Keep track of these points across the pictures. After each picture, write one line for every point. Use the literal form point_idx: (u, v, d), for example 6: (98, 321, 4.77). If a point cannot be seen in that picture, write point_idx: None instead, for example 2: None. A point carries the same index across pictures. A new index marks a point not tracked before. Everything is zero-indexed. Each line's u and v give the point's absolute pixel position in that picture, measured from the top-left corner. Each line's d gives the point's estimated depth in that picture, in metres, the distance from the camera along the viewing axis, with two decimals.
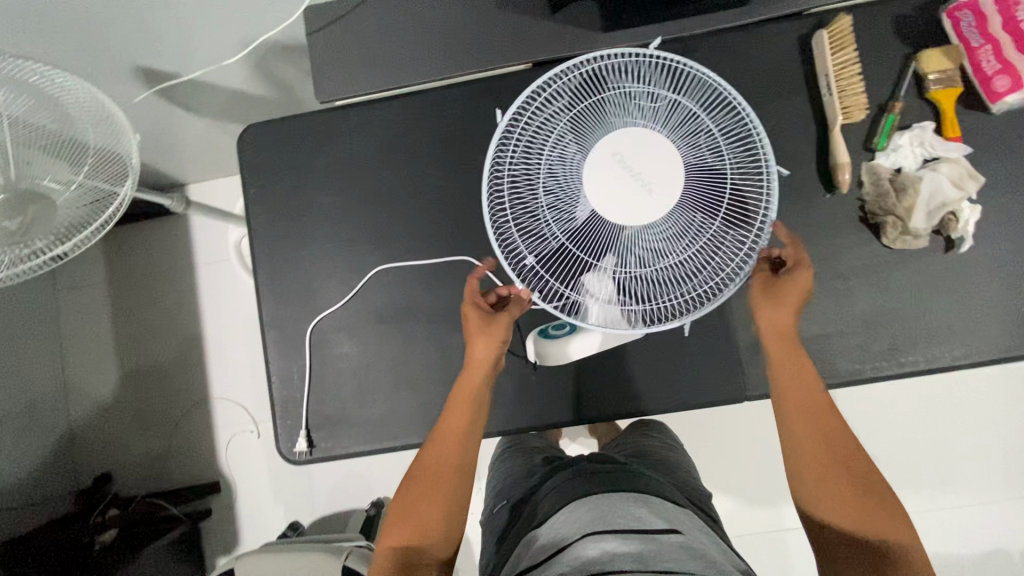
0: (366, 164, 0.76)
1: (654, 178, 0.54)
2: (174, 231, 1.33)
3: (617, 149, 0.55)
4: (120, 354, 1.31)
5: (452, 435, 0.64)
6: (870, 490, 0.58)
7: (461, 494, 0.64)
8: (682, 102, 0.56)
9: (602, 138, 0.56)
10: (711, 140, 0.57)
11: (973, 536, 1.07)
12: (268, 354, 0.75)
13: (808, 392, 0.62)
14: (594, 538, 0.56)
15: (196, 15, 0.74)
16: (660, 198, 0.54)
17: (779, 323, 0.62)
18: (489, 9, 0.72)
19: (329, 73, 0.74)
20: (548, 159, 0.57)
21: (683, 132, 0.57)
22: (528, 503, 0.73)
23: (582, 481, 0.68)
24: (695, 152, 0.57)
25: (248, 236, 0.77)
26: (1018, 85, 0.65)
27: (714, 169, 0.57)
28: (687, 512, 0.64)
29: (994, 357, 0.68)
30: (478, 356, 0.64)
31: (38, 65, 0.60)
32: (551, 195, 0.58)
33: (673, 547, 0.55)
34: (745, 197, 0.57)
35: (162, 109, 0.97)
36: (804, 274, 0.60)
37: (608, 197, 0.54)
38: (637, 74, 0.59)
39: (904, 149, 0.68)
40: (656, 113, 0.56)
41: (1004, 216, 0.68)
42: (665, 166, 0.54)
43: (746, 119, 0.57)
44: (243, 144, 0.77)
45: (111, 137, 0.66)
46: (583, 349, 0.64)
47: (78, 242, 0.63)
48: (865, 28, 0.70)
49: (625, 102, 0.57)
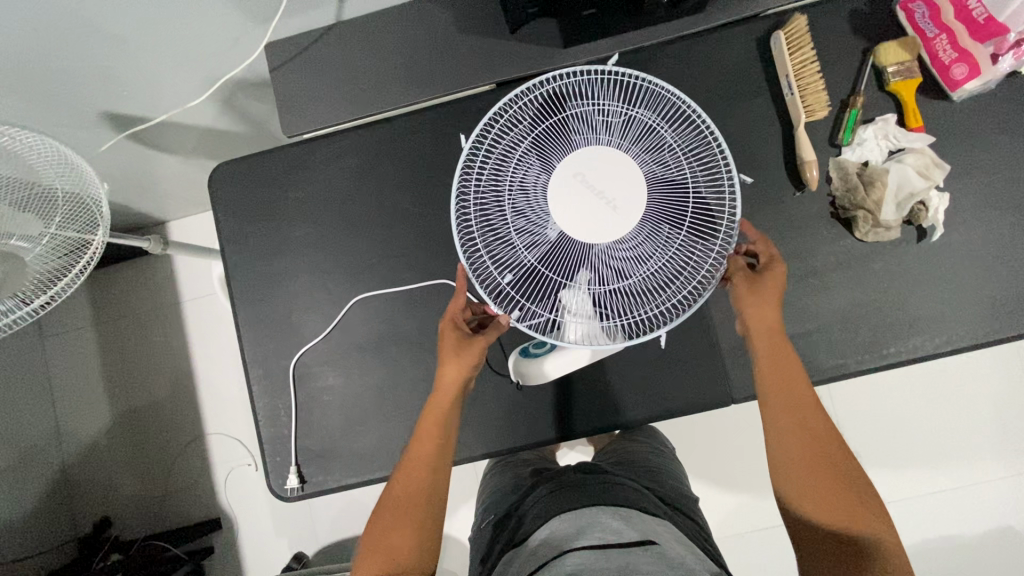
0: (338, 195, 0.76)
1: (618, 196, 0.55)
2: (157, 270, 1.33)
3: (581, 167, 0.55)
4: (111, 397, 1.30)
5: (429, 461, 0.64)
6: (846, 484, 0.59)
7: (436, 520, 0.64)
8: (641, 117, 0.57)
9: (565, 156, 0.56)
10: (672, 150, 0.58)
11: (976, 516, 1.07)
12: (253, 393, 0.75)
13: (793, 391, 0.61)
14: (573, 554, 0.56)
15: (158, 59, 0.74)
16: (625, 214, 0.55)
17: (760, 321, 0.61)
18: (448, 34, 0.72)
19: (296, 108, 0.75)
20: (514, 182, 0.58)
21: (643, 144, 0.57)
22: (513, 520, 0.73)
23: (567, 498, 0.68)
24: (658, 163, 0.57)
25: (225, 275, 0.77)
26: (976, 72, 0.65)
27: (680, 179, 0.58)
28: (667, 524, 0.65)
29: (975, 342, 0.68)
30: (448, 378, 0.65)
31: (10, 129, 0.62)
32: (519, 217, 0.58)
33: (649, 556, 0.54)
34: (710, 202, 0.58)
35: (135, 153, 0.97)
36: (780, 269, 0.61)
37: (575, 216, 0.55)
38: (594, 93, 0.60)
39: (870, 143, 0.68)
40: (615, 129, 0.57)
41: (973, 202, 0.69)
42: (629, 182, 0.55)
43: (703, 128, 0.58)
44: (214, 184, 0.77)
45: (81, 185, 0.67)
46: (558, 370, 0.64)
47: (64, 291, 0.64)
48: (823, 25, 0.71)
49: (585, 121, 0.57)
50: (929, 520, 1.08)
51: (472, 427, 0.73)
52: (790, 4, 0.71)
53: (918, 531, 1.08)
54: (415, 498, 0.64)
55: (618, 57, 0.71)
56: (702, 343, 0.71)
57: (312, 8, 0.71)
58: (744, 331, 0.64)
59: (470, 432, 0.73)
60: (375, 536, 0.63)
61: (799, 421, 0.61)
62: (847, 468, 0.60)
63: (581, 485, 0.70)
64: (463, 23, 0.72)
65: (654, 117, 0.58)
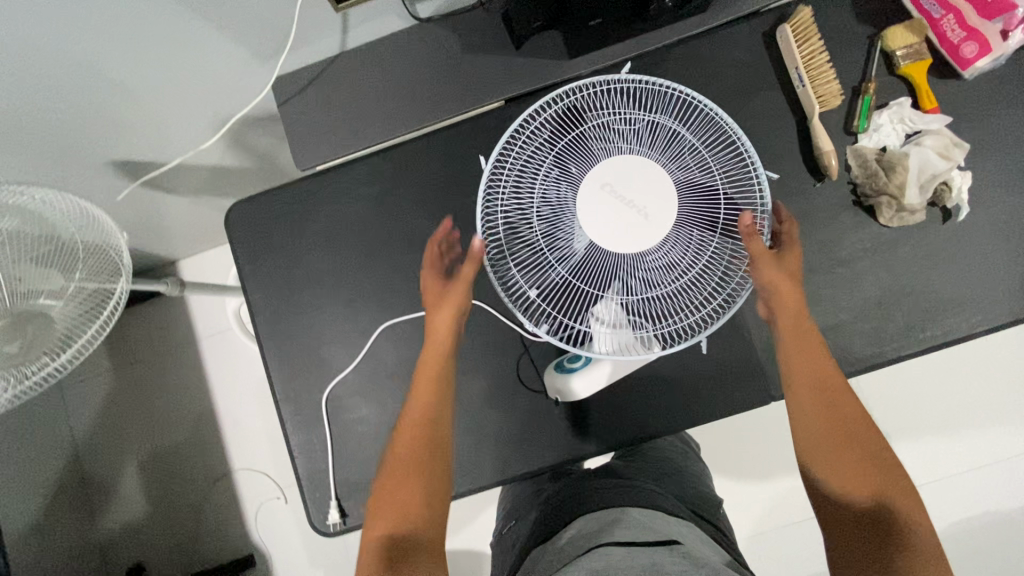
0: (357, 223, 0.76)
1: (649, 204, 0.54)
2: (172, 310, 1.33)
3: (608, 177, 0.54)
4: (136, 441, 1.29)
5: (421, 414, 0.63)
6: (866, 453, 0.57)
7: (437, 478, 0.61)
8: (665, 123, 0.57)
9: (590, 168, 0.55)
10: (697, 156, 0.58)
11: (1015, 489, 1.07)
12: (287, 430, 0.74)
13: (817, 369, 0.60)
14: (600, 552, 0.54)
15: (168, 103, 0.74)
16: (658, 222, 0.54)
17: (783, 300, 0.60)
18: (455, 57, 0.73)
19: (310, 142, 0.75)
20: (539, 197, 0.57)
21: (669, 153, 0.57)
22: (533, 527, 0.71)
23: (590, 502, 0.67)
24: (685, 169, 0.57)
25: (249, 314, 0.77)
26: (986, 49, 0.66)
27: (707, 183, 0.57)
28: (690, 526, 0.64)
29: (1011, 319, 0.68)
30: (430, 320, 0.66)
31: (21, 186, 0.63)
32: (547, 234, 0.58)
33: (678, 556, 0.53)
34: (738, 205, 0.58)
35: (148, 199, 0.98)
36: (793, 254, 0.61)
37: (606, 228, 0.54)
38: (614, 99, 0.59)
39: (886, 128, 0.68)
40: (639, 136, 0.57)
41: (998, 178, 0.68)
42: (659, 190, 0.54)
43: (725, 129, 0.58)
44: (232, 223, 0.77)
45: (99, 237, 0.68)
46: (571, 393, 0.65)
47: (88, 343, 0.64)
48: (828, 15, 0.71)
49: (607, 132, 0.57)
50: (963, 499, 1.08)
51: (510, 446, 0.72)
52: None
53: (955, 509, 1.07)
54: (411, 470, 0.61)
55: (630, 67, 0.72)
56: (735, 344, 0.70)
57: (319, 40, 0.72)
58: (766, 316, 0.63)
59: (509, 451, 0.72)
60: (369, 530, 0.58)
61: (816, 394, 0.59)
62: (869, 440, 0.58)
63: (603, 489, 0.69)
64: (468, 44, 0.73)
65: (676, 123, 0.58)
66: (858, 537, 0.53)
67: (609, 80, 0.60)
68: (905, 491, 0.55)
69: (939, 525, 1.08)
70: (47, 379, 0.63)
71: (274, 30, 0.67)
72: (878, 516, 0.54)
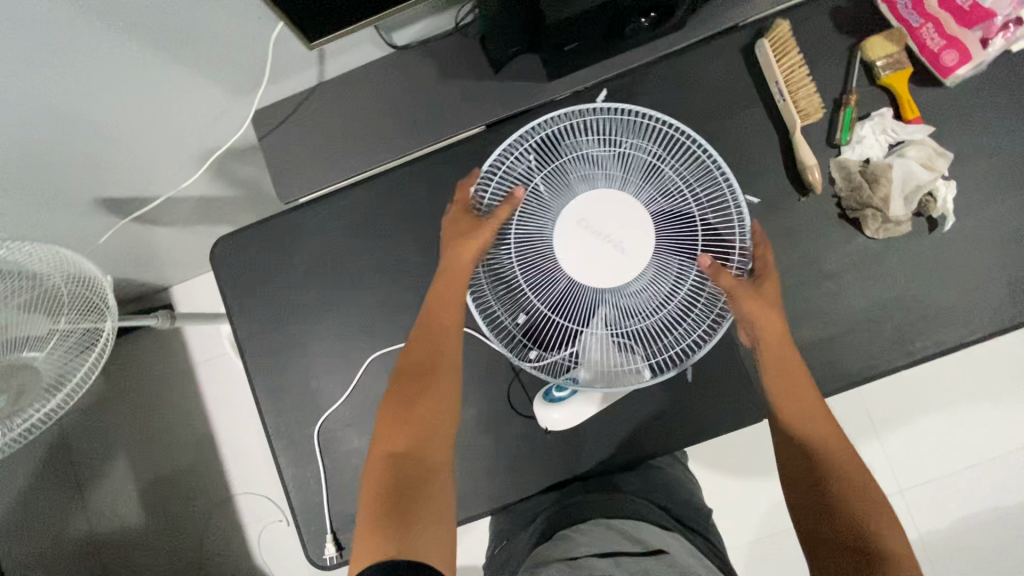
0: (343, 255, 0.75)
1: (626, 237, 0.55)
2: (167, 337, 1.32)
3: (584, 212, 0.55)
4: (136, 469, 1.29)
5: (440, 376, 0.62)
6: (851, 490, 0.55)
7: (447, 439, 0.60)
8: (640, 154, 0.56)
9: (566, 201, 0.56)
10: (675, 183, 0.57)
11: (1014, 485, 1.07)
12: (281, 465, 0.74)
13: (798, 387, 0.61)
14: (589, 559, 0.53)
15: (149, 143, 0.74)
16: (635, 256, 0.55)
17: (770, 327, 0.60)
18: (435, 86, 0.73)
19: (294, 176, 0.76)
20: (516, 233, 0.58)
21: (646, 182, 0.57)
22: (518, 546, 0.68)
23: (578, 510, 0.65)
24: (663, 198, 0.57)
25: (238, 349, 0.76)
26: (967, 57, 0.65)
27: (684, 210, 0.57)
28: (675, 536, 0.62)
29: (1002, 327, 0.67)
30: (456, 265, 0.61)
31: (15, 244, 0.67)
32: (526, 269, 0.58)
33: (665, 567, 0.53)
34: (718, 230, 0.57)
35: (136, 233, 0.97)
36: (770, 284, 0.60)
37: (584, 263, 0.55)
38: (590, 129, 0.59)
39: (868, 140, 0.68)
40: (615, 167, 0.56)
41: (982, 186, 0.68)
42: (636, 224, 0.55)
43: (703, 154, 0.57)
44: (217, 259, 0.76)
45: (82, 279, 0.69)
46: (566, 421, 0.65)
47: (78, 381, 0.64)
48: (806, 27, 0.71)
49: (581, 165, 0.57)
50: (962, 495, 1.08)
51: (504, 473, 0.72)
52: (770, 10, 0.70)
53: (954, 506, 1.08)
54: (434, 405, 0.61)
55: (606, 91, 0.71)
56: (724, 362, 0.70)
57: (296, 72, 0.72)
58: (750, 344, 0.63)
59: (504, 477, 0.72)
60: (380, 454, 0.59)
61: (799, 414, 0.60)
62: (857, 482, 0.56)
63: (583, 500, 0.67)
64: (445, 71, 0.73)
65: (652, 151, 0.57)
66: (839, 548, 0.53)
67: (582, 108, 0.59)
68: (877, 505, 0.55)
69: (939, 522, 1.08)
70: (40, 423, 0.63)
71: (250, 65, 0.67)
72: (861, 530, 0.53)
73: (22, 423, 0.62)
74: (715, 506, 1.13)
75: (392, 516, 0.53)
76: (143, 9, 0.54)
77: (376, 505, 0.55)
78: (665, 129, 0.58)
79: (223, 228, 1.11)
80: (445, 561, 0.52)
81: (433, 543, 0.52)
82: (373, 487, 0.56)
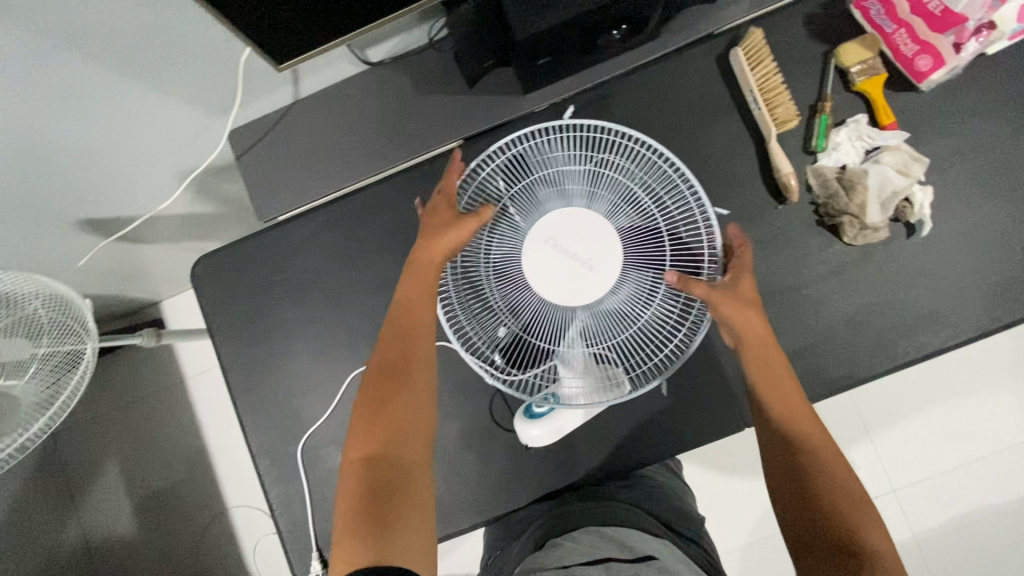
0: (323, 272, 0.75)
1: (592, 256, 0.58)
2: (157, 352, 1.33)
3: (552, 232, 0.59)
4: (130, 484, 1.30)
5: (420, 377, 0.61)
6: (835, 490, 0.54)
7: (424, 440, 0.60)
8: (604, 171, 0.60)
9: (534, 222, 0.60)
10: (640, 200, 0.60)
11: (1008, 482, 1.06)
12: (265, 483, 0.74)
13: (780, 385, 0.60)
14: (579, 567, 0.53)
15: (127, 165, 0.75)
16: (602, 274, 0.58)
17: (749, 326, 0.60)
18: (411, 102, 0.73)
19: (273, 194, 0.76)
20: (486, 249, 0.62)
21: (613, 199, 0.60)
22: (512, 558, 0.67)
23: (568, 519, 0.65)
24: (629, 215, 0.60)
25: (221, 369, 0.77)
26: (940, 63, 0.65)
27: (650, 224, 0.60)
28: (666, 543, 0.61)
29: (983, 330, 0.67)
30: (440, 247, 0.61)
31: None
32: (496, 285, 0.61)
33: (653, 572, 0.53)
34: (686, 242, 0.60)
35: (121, 251, 0.98)
36: (745, 278, 0.61)
37: (552, 281, 0.59)
38: (556, 150, 0.62)
39: (844, 146, 0.68)
40: (580, 187, 0.60)
41: (959, 190, 0.68)
42: (602, 243, 0.58)
43: (667, 170, 0.60)
44: (198, 278, 0.77)
45: (63, 304, 0.72)
46: (547, 437, 0.65)
47: (61, 406, 0.68)
48: (780, 34, 0.71)
49: (549, 185, 0.61)
50: (956, 494, 1.08)
51: (488, 488, 0.72)
52: (744, 18, 0.70)
53: (947, 505, 1.08)
54: (412, 402, 0.60)
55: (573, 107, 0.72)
56: (705, 372, 0.70)
57: (271, 90, 0.72)
58: (734, 343, 0.63)
59: (488, 491, 0.72)
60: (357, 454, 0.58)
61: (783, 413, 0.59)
62: (840, 481, 0.55)
63: (575, 510, 0.66)
64: (421, 85, 0.73)
65: (619, 169, 0.60)
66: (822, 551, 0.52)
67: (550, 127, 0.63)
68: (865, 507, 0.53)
69: (933, 521, 1.08)
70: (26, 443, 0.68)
71: (223, 84, 0.68)
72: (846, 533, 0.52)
73: (12, 443, 0.67)
74: (709, 510, 1.13)
75: (366, 521, 0.54)
76: (113, 37, 0.54)
77: (354, 513, 0.55)
78: (629, 146, 0.61)
79: (209, 243, 1.11)
80: (423, 560, 0.54)
81: (411, 547, 0.54)
82: (352, 489, 0.56)
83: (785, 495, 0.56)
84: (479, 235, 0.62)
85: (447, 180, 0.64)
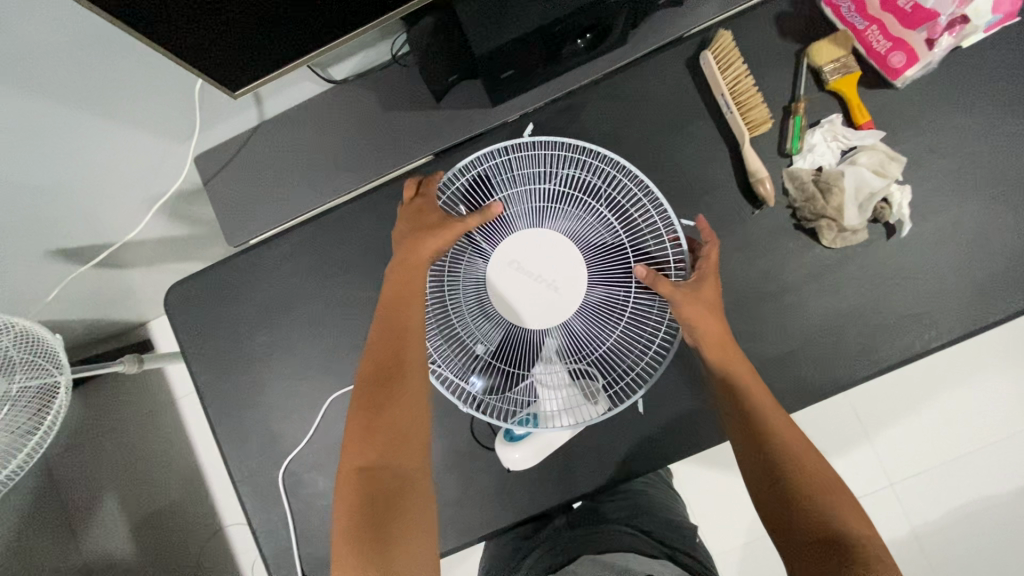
0: (296, 294, 0.74)
1: (557, 276, 0.59)
2: (145, 373, 1.31)
3: (514, 254, 0.60)
4: (124, 508, 1.29)
5: (410, 394, 0.58)
6: (813, 486, 0.53)
7: (416, 453, 0.58)
8: (567, 190, 0.60)
9: (499, 244, 0.60)
10: (602, 215, 0.60)
11: (1006, 473, 1.05)
12: (248, 511, 0.74)
13: (748, 387, 0.59)
14: None
15: (94, 195, 0.74)
16: (567, 293, 0.59)
17: (712, 332, 0.59)
18: (378, 119, 0.72)
19: (244, 217, 0.75)
20: (450, 276, 0.63)
21: (576, 216, 0.60)
22: None
23: (562, 548, 0.63)
24: (593, 232, 0.60)
25: (199, 397, 0.76)
26: (914, 59, 0.63)
27: (615, 241, 0.60)
28: (663, 563, 0.59)
29: (967, 330, 0.66)
30: (422, 253, 0.60)
31: None
32: (462, 312, 0.62)
33: None
34: (652, 253, 0.60)
35: (99, 279, 0.96)
36: (710, 285, 0.59)
37: (518, 304, 0.60)
38: (516, 168, 0.62)
39: (820, 147, 0.66)
40: (544, 205, 0.60)
41: (937, 187, 0.67)
42: (566, 262, 0.59)
43: (629, 183, 0.60)
44: (172, 306, 0.76)
45: (34, 338, 0.73)
46: (528, 459, 0.64)
47: (42, 440, 0.71)
48: (750, 35, 0.69)
49: (513, 205, 0.61)
50: (953, 486, 1.07)
51: (472, 508, 0.71)
52: (714, 19, 0.69)
53: (944, 497, 1.07)
54: (403, 412, 0.58)
55: (533, 126, 0.71)
56: (686, 383, 0.69)
57: (236, 112, 0.71)
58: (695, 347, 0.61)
59: (472, 511, 0.71)
60: (348, 475, 0.57)
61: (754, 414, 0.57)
62: (811, 473, 0.54)
63: (569, 539, 0.64)
64: (387, 101, 0.72)
65: (580, 187, 0.61)
66: (808, 552, 0.50)
67: (511, 145, 0.63)
68: (842, 499, 0.53)
69: (931, 516, 1.07)
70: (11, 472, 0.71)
71: (184, 107, 0.67)
72: (831, 530, 0.50)
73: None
74: (706, 513, 1.12)
75: (366, 539, 0.53)
76: (65, 71, 0.54)
77: (352, 533, 0.54)
78: (591, 162, 0.62)
79: (188, 264, 1.10)
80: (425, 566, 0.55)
81: (412, 556, 0.54)
82: (345, 515, 0.55)
83: (766, 498, 0.54)
84: (442, 257, 0.62)
85: (427, 185, 0.64)
